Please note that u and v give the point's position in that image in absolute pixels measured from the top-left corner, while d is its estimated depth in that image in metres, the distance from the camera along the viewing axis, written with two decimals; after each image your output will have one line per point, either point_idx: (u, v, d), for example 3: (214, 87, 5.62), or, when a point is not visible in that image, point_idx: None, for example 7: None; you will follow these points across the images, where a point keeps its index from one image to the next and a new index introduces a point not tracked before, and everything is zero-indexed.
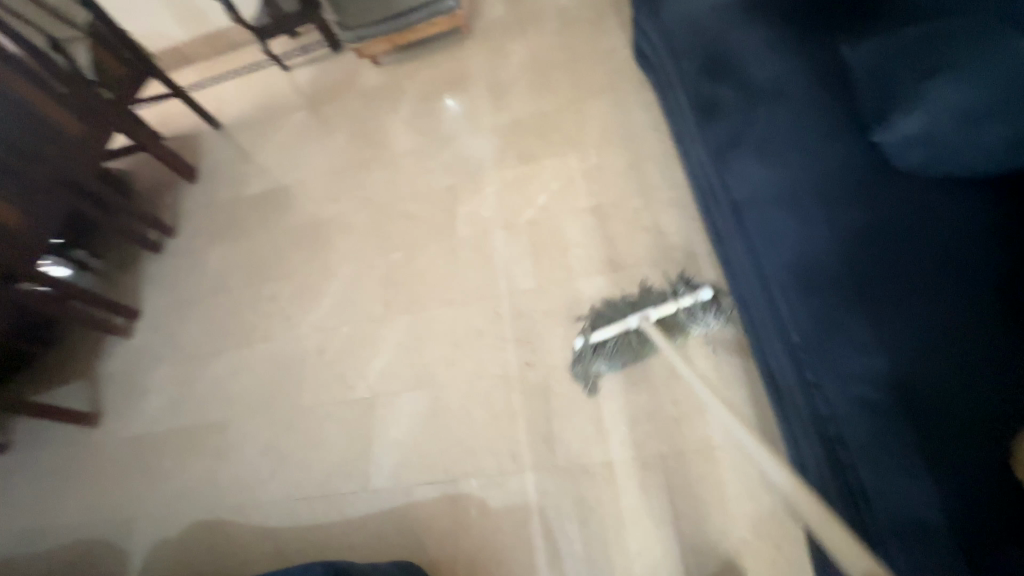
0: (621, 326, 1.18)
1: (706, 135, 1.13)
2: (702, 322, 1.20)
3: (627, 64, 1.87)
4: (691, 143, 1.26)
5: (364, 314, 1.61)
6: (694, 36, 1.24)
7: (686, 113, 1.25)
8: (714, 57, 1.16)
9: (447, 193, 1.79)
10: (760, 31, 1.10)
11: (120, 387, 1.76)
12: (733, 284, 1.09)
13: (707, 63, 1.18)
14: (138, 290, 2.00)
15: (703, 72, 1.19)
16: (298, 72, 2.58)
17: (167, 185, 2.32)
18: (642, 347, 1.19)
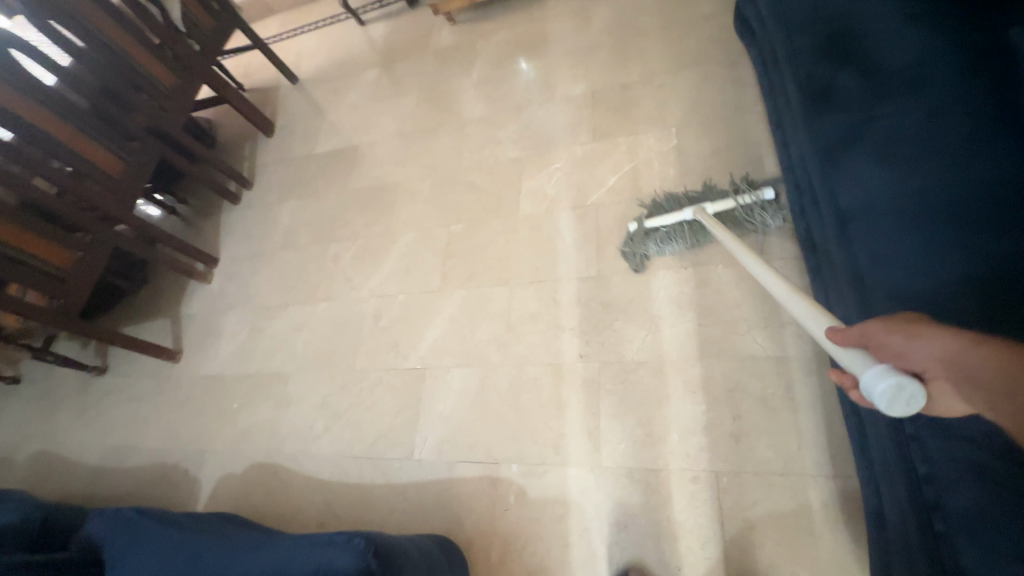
0: (677, 216, 1.28)
1: (811, 127, 1.00)
2: (761, 220, 1.23)
3: (724, 32, 1.68)
4: (793, 136, 1.12)
5: (421, 284, 1.61)
6: (814, 13, 1.09)
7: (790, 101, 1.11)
8: (836, 38, 1.02)
9: (513, 166, 1.72)
10: (901, 12, 0.96)
11: (198, 328, 1.90)
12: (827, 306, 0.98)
13: (827, 43, 1.03)
14: (217, 238, 2.13)
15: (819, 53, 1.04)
16: (374, 28, 2.55)
17: (246, 137, 2.41)
18: (694, 237, 1.27)
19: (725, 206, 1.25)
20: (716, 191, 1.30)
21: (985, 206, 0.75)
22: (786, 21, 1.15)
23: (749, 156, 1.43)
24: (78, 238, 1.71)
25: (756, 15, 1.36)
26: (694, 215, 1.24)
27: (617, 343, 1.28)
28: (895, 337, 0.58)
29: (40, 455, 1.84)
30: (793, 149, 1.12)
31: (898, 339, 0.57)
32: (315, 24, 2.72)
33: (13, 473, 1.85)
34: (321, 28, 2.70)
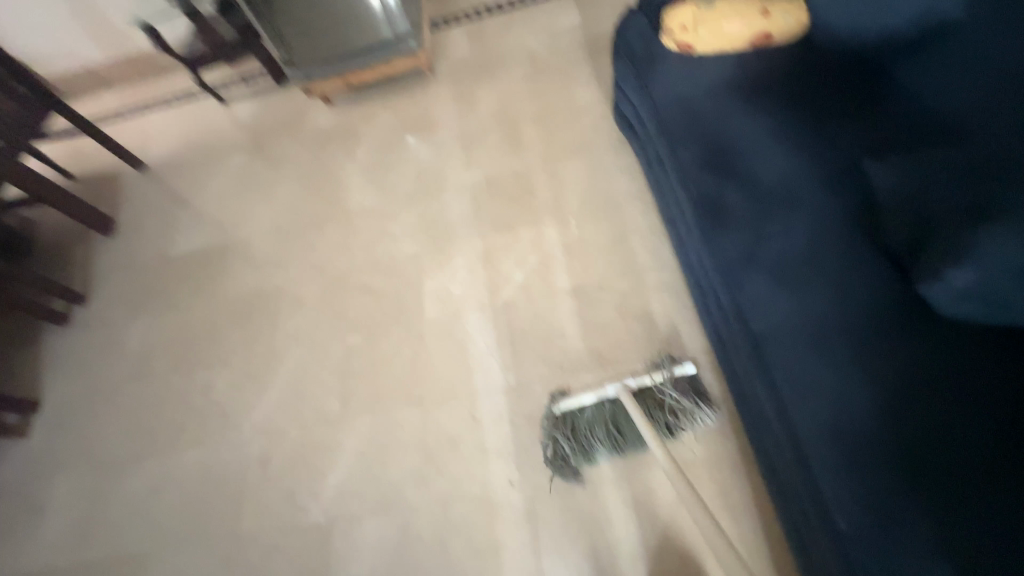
0: (599, 394, 1.15)
1: (709, 244, 1.05)
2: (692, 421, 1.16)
3: (605, 120, 1.75)
4: (689, 238, 1.19)
5: (318, 413, 1.39)
6: (689, 122, 1.17)
7: (682, 210, 1.18)
8: (716, 154, 1.10)
9: (412, 263, 1.60)
10: (765, 134, 1.06)
11: (11, 505, 1.45)
12: (746, 408, 1.08)
13: (708, 157, 1.11)
14: (37, 374, 1.68)
15: (703, 167, 1.11)
16: (237, 106, 2.30)
17: (76, 238, 1.99)
18: (617, 422, 1.14)
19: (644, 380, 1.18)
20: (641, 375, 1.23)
21: (871, 335, 0.85)
22: (664, 128, 1.22)
23: (646, 244, 1.46)
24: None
25: (635, 112, 1.43)
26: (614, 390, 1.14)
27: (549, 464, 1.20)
28: None
29: None
30: (692, 254, 1.20)
31: None
32: (165, 100, 2.40)
33: None
34: (173, 104, 2.39)
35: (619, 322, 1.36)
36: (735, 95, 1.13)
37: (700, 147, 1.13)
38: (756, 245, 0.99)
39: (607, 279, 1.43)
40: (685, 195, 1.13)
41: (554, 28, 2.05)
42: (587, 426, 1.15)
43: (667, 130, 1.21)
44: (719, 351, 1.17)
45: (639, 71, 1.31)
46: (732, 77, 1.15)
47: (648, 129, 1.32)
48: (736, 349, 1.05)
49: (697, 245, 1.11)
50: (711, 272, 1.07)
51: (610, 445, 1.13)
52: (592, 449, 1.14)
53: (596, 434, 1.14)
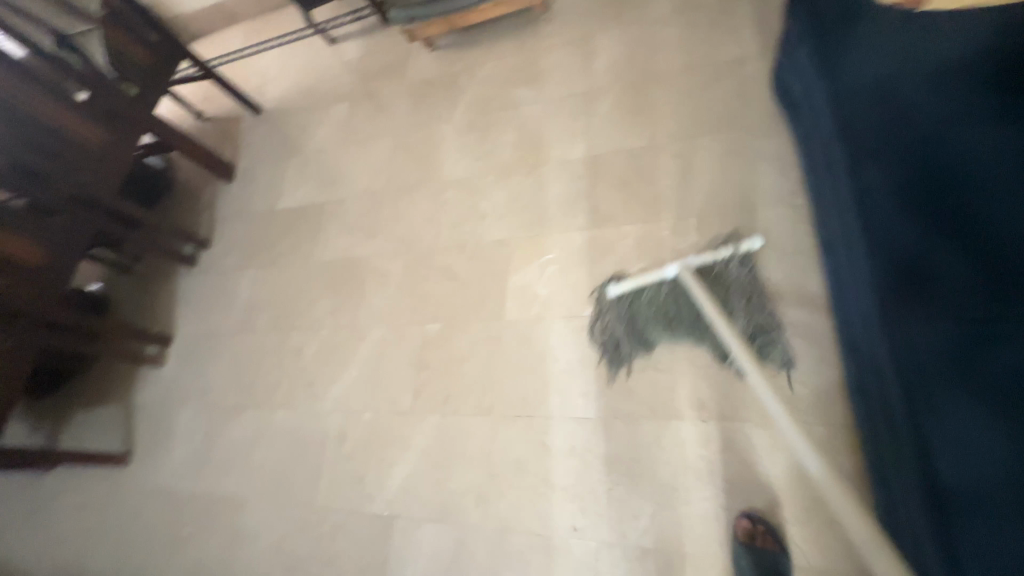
0: (658, 276, 1.16)
1: (891, 324, 0.83)
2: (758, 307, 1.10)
3: (758, 86, 1.35)
4: (854, 299, 0.95)
5: (391, 402, 1.37)
6: (901, 145, 0.89)
7: (851, 243, 0.94)
8: (937, 204, 0.85)
9: (498, 250, 1.45)
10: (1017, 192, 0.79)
11: (149, 424, 1.70)
12: (893, 522, 0.86)
13: (922, 205, 0.86)
14: (170, 312, 1.89)
15: (910, 215, 0.86)
16: (345, 47, 2.21)
17: (204, 182, 2.14)
18: (675, 299, 1.15)
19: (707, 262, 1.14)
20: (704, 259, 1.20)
21: None
22: (855, 143, 0.94)
23: (787, 268, 1.14)
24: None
25: (803, 90, 1.10)
26: (673, 270, 1.13)
27: (619, 518, 1.07)
28: None
29: None
30: (851, 299, 0.96)
31: None
32: (282, 39, 2.39)
33: None
34: (288, 43, 2.37)
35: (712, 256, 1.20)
36: (964, 96, 0.88)
37: (907, 169, 0.88)
38: (959, 318, 0.78)
39: None
40: (864, 227, 0.90)
41: None
42: (645, 306, 1.18)
43: (852, 133, 0.95)
44: (856, 422, 0.96)
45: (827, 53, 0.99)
46: (959, 67, 0.89)
47: (822, 121, 1.03)
48: (893, 438, 0.84)
49: (867, 297, 0.88)
50: (878, 335, 0.86)
51: (666, 327, 1.15)
52: (648, 328, 1.17)
53: (651, 315, 1.17)
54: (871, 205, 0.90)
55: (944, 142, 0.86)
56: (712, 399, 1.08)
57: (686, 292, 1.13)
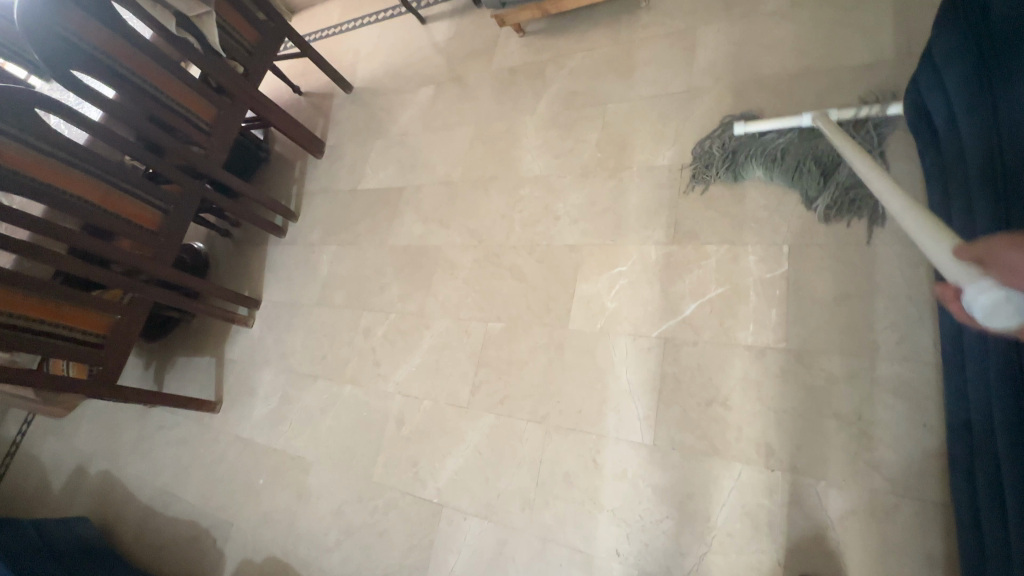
0: (793, 122, 1.18)
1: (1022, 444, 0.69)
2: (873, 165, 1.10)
3: (884, 99, 1.18)
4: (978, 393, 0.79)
5: (449, 394, 1.42)
6: None
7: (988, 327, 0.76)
8: None
9: (569, 255, 1.42)
10: None
11: (237, 379, 1.88)
12: None
13: None
14: (260, 278, 2.05)
15: None
16: (435, 27, 2.21)
17: (298, 156, 2.27)
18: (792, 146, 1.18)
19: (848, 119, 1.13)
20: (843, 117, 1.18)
21: None
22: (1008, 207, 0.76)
23: (893, 315, 1.01)
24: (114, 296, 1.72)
25: (952, 127, 0.91)
26: (809, 119, 1.15)
27: (664, 553, 1.05)
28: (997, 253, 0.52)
29: (105, 477, 1.99)
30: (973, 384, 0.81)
31: (1004, 256, 0.51)
32: (377, 16, 2.44)
33: (81, 497, 2.02)
34: (383, 21, 2.42)
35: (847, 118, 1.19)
36: None
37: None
38: None
39: (812, 348, 1.05)
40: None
41: None
42: (758, 146, 1.22)
43: (1007, 188, 0.76)
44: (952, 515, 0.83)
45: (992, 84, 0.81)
46: None
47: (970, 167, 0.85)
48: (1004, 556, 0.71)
49: (1000, 395, 0.73)
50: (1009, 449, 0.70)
51: (766, 163, 1.20)
52: (747, 163, 1.23)
53: (758, 151, 1.22)
54: None
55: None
56: (782, 448, 1.02)
57: (809, 142, 1.16)
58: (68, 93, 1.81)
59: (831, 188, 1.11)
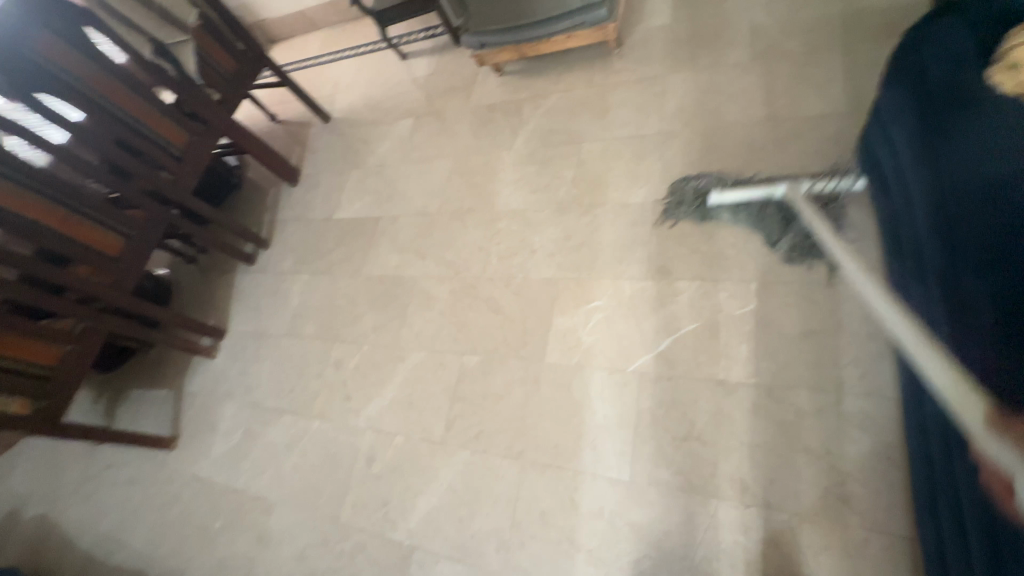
0: (768, 189, 1.22)
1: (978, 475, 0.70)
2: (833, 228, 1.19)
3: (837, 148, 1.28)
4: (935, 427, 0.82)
5: (423, 429, 1.38)
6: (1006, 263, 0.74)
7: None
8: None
9: (545, 289, 1.43)
10: None
11: (196, 414, 1.78)
12: None
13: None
14: (226, 307, 1.98)
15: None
16: (415, 63, 2.27)
17: (272, 184, 2.24)
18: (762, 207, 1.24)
19: (818, 189, 1.19)
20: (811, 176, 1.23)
21: None
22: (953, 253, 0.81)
23: (855, 352, 1.06)
24: (67, 326, 1.63)
25: (898, 176, 0.98)
26: (783, 192, 1.20)
27: None
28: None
29: (41, 523, 1.83)
30: (931, 419, 0.84)
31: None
32: (357, 50, 2.49)
33: (11, 546, 1.84)
34: (363, 55, 2.46)
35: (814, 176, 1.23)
36: None
37: (1001, 278, 0.72)
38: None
39: (781, 383, 1.08)
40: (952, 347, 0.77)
41: None
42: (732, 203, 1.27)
43: (951, 236, 0.82)
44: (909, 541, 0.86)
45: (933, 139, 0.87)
46: None
47: (917, 215, 0.91)
48: None
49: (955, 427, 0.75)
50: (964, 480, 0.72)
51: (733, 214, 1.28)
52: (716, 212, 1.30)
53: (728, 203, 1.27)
54: (963, 320, 0.77)
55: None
56: (756, 483, 1.03)
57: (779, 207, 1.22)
58: (30, 115, 1.74)
59: (793, 233, 1.19)
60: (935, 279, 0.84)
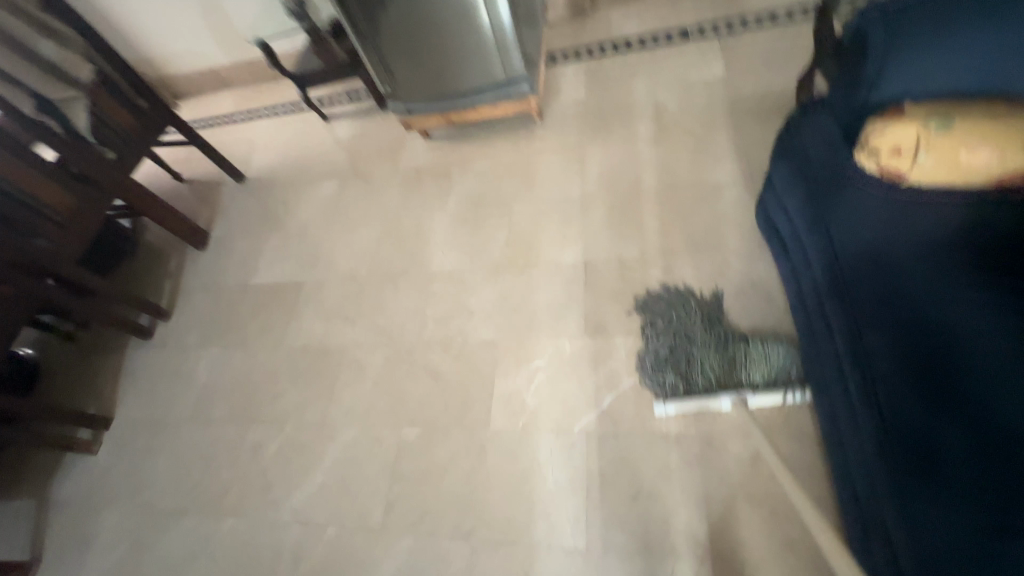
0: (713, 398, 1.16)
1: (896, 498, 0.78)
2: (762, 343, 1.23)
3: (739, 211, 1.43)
4: (858, 460, 0.91)
5: (359, 517, 1.25)
6: (890, 313, 0.88)
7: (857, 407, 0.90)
8: (929, 377, 0.80)
9: (485, 351, 1.41)
10: (1001, 377, 0.77)
11: (70, 527, 1.48)
12: None
13: (918, 377, 0.81)
14: (113, 391, 1.71)
15: (914, 389, 0.81)
16: (338, 124, 2.25)
17: (174, 248, 2.04)
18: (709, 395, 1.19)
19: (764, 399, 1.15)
20: (758, 372, 1.17)
21: None
22: (851, 308, 0.94)
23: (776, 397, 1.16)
24: None
25: (797, 241, 1.13)
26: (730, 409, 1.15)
27: None
28: None
29: None
30: (852, 456, 0.93)
31: None
32: (275, 110, 2.43)
33: None
34: (281, 115, 2.40)
35: (763, 365, 1.17)
36: (948, 271, 0.86)
37: (900, 338, 0.85)
38: (958, 484, 0.73)
39: (718, 432, 1.14)
40: (866, 395, 0.87)
41: (691, 80, 1.78)
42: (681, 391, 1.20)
43: (849, 296, 0.95)
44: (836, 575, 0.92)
45: (820, 205, 1.03)
46: (942, 239, 0.89)
47: (819, 275, 1.04)
48: None
49: (875, 466, 0.84)
50: (888, 513, 0.80)
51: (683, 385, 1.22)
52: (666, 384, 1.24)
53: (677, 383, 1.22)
54: (868, 367, 0.88)
55: (936, 311, 0.84)
56: (708, 537, 1.05)
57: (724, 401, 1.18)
58: None
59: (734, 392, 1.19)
60: (840, 335, 0.96)
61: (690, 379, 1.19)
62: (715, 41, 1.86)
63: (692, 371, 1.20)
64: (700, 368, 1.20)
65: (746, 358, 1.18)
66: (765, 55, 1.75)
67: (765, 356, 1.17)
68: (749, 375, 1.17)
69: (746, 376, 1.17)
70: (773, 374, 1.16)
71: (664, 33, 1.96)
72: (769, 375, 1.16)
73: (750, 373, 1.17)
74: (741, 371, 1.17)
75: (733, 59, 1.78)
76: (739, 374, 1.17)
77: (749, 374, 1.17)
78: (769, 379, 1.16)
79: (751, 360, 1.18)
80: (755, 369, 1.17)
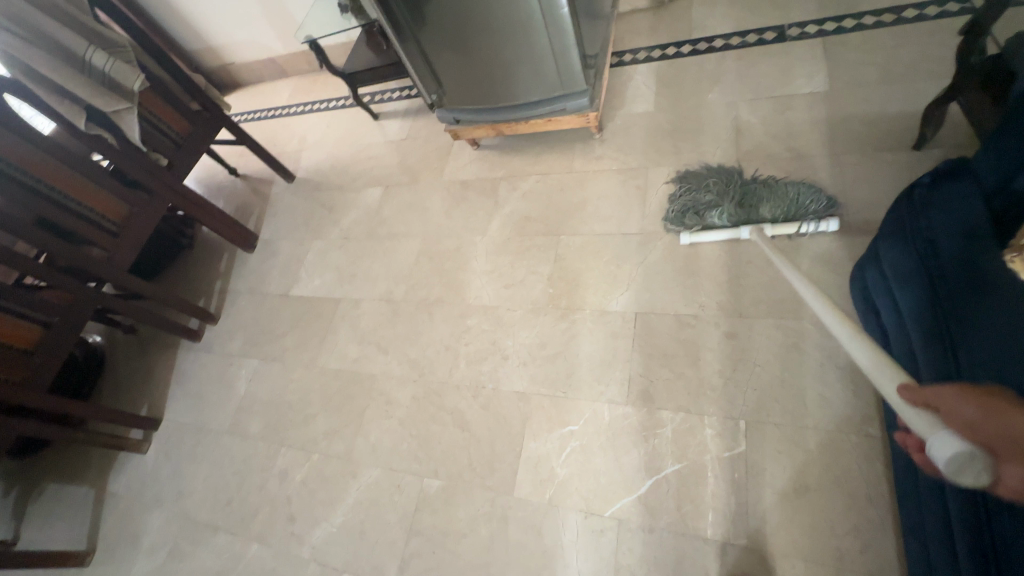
0: (734, 231, 1.29)
1: None
2: (841, 440, 1.03)
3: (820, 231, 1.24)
4: None
5: (374, 569, 1.22)
6: None
7: None
8: None
9: (516, 404, 1.30)
10: None
11: (117, 522, 1.57)
12: None
13: None
14: (164, 391, 1.78)
15: None
16: (387, 123, 2.16)
17: (226, 248, 2.08)
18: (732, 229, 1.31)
19: (784, 231, 1.26)
20: (780, 206, 1.25)
21: None
22: None
23: (853, 517, 0.96)
24: None
25: (902, 336, 0.90)
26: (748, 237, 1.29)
27: None
28: (948, 399, 0.49)
29: None
30: None
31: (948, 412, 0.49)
32: (328, 104, 2.38)
33: None
34: (333, 110, 2.35)
35: (786, 199, 1.25)
36: None
37: None
38: None
39: (775, 549, 0.98)
40: None
41: (782, 94, 1.51)
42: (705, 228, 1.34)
43: None
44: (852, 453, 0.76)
45: (943, 309, 0.78)
46: None
47: None
48: None
49: None
50: None
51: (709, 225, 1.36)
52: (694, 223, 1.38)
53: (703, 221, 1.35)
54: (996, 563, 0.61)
55: None
56: None
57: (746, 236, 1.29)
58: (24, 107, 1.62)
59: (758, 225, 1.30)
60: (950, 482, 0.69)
61: (713, 211, 1.31)
62: (818, 45, 1.55)
63: (716, 201, 1.32)
64: (723, 197, 1.31)
65: (768, 195, 1.27)
66: (882, 65, 1.44)
67: (788, 192, 1.26)
68: (769, 210, 1.26)
69: (766, 209, 1.27)
70: (794, 207, 1.24)
71: (755, 31, 1.67)
72: (789, 210, 1.24)
73: (770, 206, 1.26)
74: (762, 208, 1.27)
75: (840, 69, 1.48)
76: (760, 211, 1.27)
77: (771, 208, 1.26)
78: (788, 212, 1.25)
79: (773, 196, 1.27)
80: (777, 202, 1.26)
